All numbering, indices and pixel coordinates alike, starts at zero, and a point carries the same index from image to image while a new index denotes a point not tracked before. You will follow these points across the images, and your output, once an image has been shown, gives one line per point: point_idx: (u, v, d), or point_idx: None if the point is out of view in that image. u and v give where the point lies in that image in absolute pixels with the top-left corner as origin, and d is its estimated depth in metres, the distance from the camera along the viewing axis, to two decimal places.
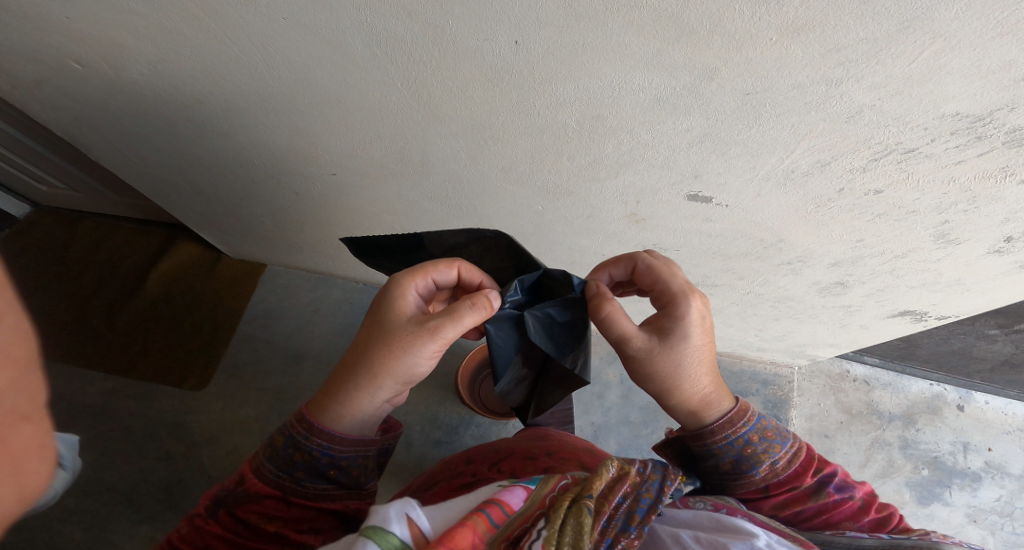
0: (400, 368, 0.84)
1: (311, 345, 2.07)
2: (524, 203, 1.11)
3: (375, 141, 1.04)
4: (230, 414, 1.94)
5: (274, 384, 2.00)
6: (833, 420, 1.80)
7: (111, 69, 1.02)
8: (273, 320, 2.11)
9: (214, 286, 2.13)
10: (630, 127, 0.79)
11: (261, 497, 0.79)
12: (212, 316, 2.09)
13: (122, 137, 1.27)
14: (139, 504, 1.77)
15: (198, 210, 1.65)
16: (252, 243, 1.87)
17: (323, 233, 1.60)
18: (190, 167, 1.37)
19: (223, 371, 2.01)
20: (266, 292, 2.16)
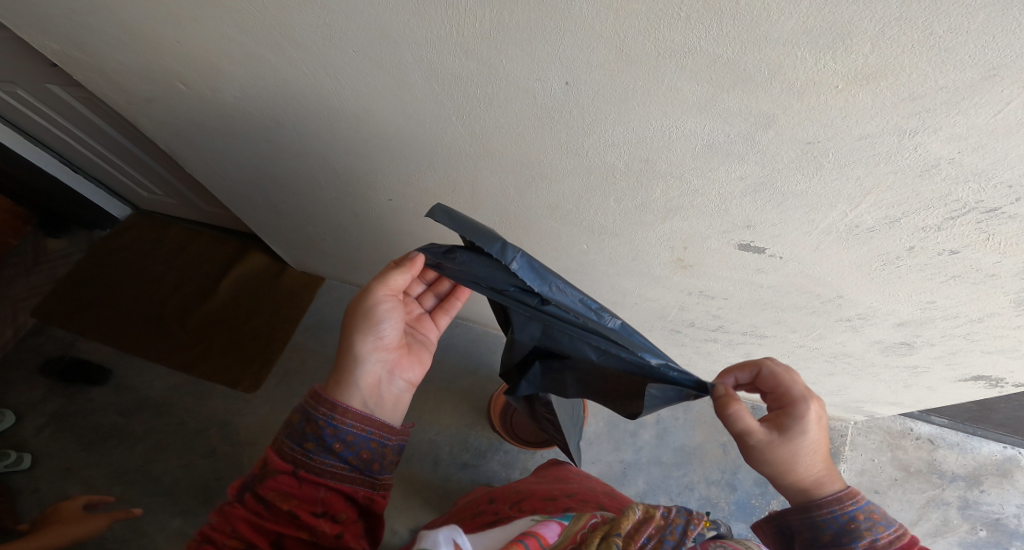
0: (375, 329, 0.90)
1: None
2: (568, 240, 1.10)
3: (428, 171, 1.06)
4: (272, 418, 1.99)
5: (314, 392, 2.04)
6: (886, 476, 1.66)
7: (210, 90, 1.08)
8: (320, 331, 2.18)
9: (275, 294, 2.25)
10: (681, 172, 0.77)
11: (280, 476, 0.80)
12: (270, 323, 2.18)
13: (211, 152, 1.35)
14: (179, 497, 1.85)
15: (270, 223, 1.74)
16: (311, 257, 1.95)
17: (376, 254, 1.64)
18: (265, 183, 1.44)
19: (269, 375, 2.08)
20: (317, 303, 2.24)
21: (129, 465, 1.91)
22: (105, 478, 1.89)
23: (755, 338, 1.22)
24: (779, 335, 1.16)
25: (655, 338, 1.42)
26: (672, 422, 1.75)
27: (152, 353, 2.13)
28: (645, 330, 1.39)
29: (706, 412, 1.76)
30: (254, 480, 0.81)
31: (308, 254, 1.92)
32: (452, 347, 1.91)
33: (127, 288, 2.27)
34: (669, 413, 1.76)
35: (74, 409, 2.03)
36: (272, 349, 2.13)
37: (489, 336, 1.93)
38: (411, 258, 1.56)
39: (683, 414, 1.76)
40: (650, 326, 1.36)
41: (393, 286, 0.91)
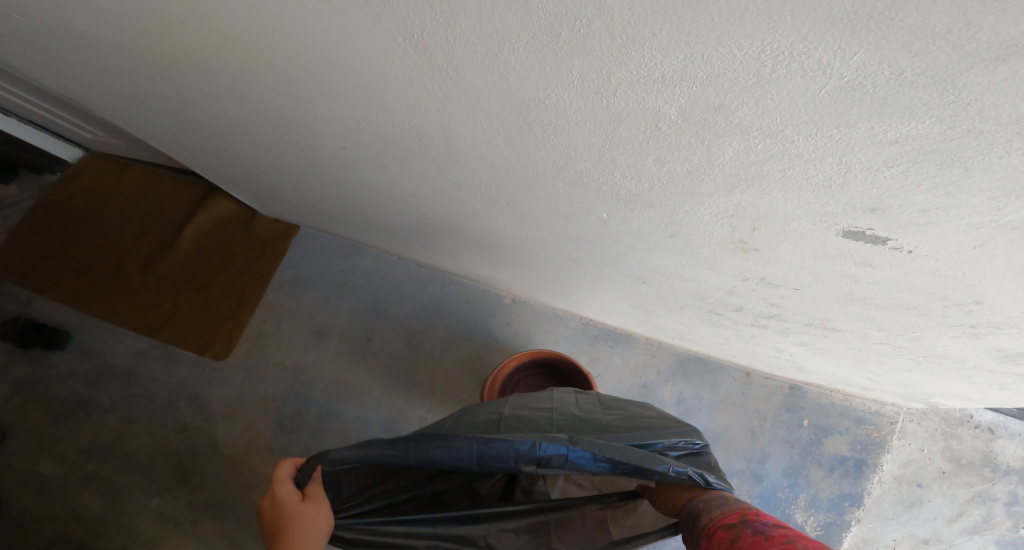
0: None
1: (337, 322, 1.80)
2: (585, 208, 0.79)
3: (382, 114, 0.75)
4: (249, 391, 1.75)
5: (292, 360, 1.77)
6: (933, 469, 1.52)
7: (68, 22, 0.80)
8: (298, 289, 1.85)
9: (247, 244, 1.90)
10: (773, 128, 0.46)
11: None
12: (240, 281, 1.85)
13: (118, 96, 1.09)
14: (154, 475, 1.67)
15: (223, 173, 1.47)
16: (278, 207, 1.66)
17: (347, 207, 1.36)
18: (197, 130, 1.17)
19: (246, 339, 1.80)
20: (294, 257, 1.89)
21: (92, 442, 1.68)
22: (78, 453, 1.66)
23: (822, 331, 0.95)
24: (857, 330, 0.90)
25: (691, 315, 1.13)
26: (696, 402, 1.55)
27: (108, 313, 1.79)
28: (678, 308, 1.12)
29: (736, 394, 1.55)
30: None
31: (275, 205, 1.64)
32: (444, 307, 1.80)
33: (62, 235, 1.84)
34: (692, 391, 1.56)
35: (38, 377, 1.71)
36: (243, 311, 1.82)
37: (489, 296, 1.80)
38: (384, 214, 1.28)
39: (710, 395, 1.55)
40: (686, 307, 1.09)
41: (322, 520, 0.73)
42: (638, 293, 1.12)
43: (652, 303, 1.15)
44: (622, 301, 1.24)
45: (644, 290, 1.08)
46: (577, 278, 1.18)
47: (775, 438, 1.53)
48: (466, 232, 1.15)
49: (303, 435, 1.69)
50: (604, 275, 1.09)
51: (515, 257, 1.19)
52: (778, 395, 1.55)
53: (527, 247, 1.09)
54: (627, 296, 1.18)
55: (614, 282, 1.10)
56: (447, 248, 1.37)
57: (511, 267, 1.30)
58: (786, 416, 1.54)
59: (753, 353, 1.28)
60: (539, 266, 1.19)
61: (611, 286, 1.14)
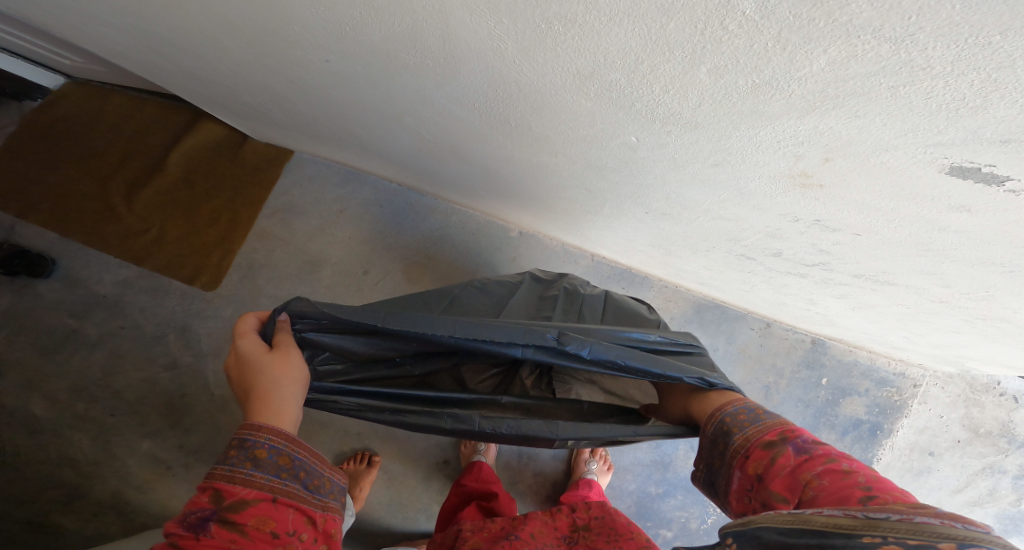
0: (275, 407, 0.67)
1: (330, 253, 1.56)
2: (622, 127, 0.63)
3: (367, 15, 0.61)
4: None
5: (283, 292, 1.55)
6: (949, 437, 1.42)
7: None
8: (291, 216, 1.62)
9: (238, 169, 1.70)
10: (895, 28, 0.34)
11: (250, 501, 0.59)
12: (229, 209, 1.65)
13: (71, 12, 0.97)
14: (143, 416, 1.58)
15: (204, 94, 1.34)
16: (267, 129, 1.51)
17: (339, 129, 1.21)
18: (163, 49, 1.04)
19: (236, 269, 1.59)
20: (288, 184, 1.65)
21: (79, 376, 1.56)
22: (67, 391, 1.55)
23: (873, 284, 0.82)
24: (915, 286, 0.78)
25: (730, 254, 0.94)
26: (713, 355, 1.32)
27: (91, 238, 1.62)
28: (716, 241, 0.90)
29: (754, 347, 1.35)
30: (220, 511, 0.57)
31: (262, 127, 1.49)
32: (446, 240, 1.56)
33: (34, 155, 1.64)
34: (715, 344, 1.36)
35: (24, 307, 1.57)
36: (231, 240, 1.60)
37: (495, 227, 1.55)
38: (378, 134, 1.12)
39: (726, 345, 1.34)
40: (729, 244, 0.89)
41: (302, 371, 0.72)
42: (676, 223, 0.90)
43: (691, 237, 0.93)
44: (651, 234, 1.03)
45: (689, 218, 0.85)
46: (599, 205, 0.98)
47: (788, 393, 1.34)
48: (470, 147, 0.96)
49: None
50: (643, 203, 0.87)
51: (530, 175, 0.97)
52: (798, 349, 1.35)
53: (542, 169, 0.91)
54: (657, 226, 0.97)
55: (655, 210, 0.88)
56: (449, 172, 1.20)
57: (524, 194, 1.11)
58: (805, 373, 1.35)
59: (784, 303, 1.12)
60: (554, 191, 1.01)
61: (644, 217, 0.95)
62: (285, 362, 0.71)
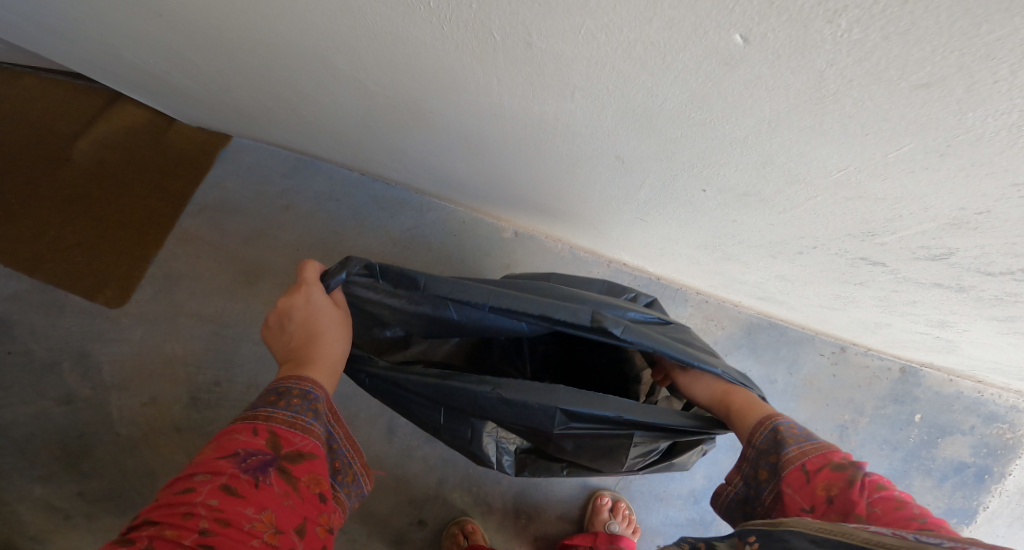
0: (330, 357, 0.65)
1: (273, 261, 1.19)
2: (723, 6, 0.35)
3: None
4: (154, 351, 1.15)
5: (210, 311, 1.16)
6: None
7: None
8: (223, 215, 1.24)
9: (160, 155, 1.29)
10: None
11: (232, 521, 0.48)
12: (146, 208, 1.25)
13: None
14: (32, 459, 1.09)
15: (93, 60, 1.02)
16: (190, 108, 1.16)
17: (261, 88, 0.86)
18: None
19: (152, 282, 1.19)
20: (221, 174, 1.27)
21: None
22: None
23: None
24: None
25: (861, 251, 0.59)
26: (766, 388, 0.98)
27: None
28: (847, 228, 0.55)
29: (822, 377, 0.99)
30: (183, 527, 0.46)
31: (179, 103, 1.14)
32: (422, 242, 1.20)
33: None
34: (762, 373, 1.00)
35: None
36: (148, 247, 1.21)
37: (480, 227, 1.20)
38: (316, 84, 0.75)
39: (785, 375, 0.99)
40: (873, 233, 0.54)
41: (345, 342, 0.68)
42: (787, 202, 0.54)
43: (815, 222, 0.56)
44: (720, 226, 0.67)
45: (822, 180, 0.48)
46: (645, 179, 0.62)
47: (869, 434, 0.98)
48: (450, 86, 0.60)
49: (230, 413, 1.13)
50: (755, 163, 0.50)
51: (544, 128, 0.60)
52: (883, 380, 0.99)
53: (561, 117, 0.56)
54: (736, 212, 0.61)
55: (763, 177, 0.52)
56: (416, 144, 0.83)
57: (528, 171, 0.74)
58: (892, 410, 0.99)
59: (894, 323, 0.78)
60: (574, 160, 0.65)
61: (726, 197, 0.58)
62: (335, 325, 0.67)
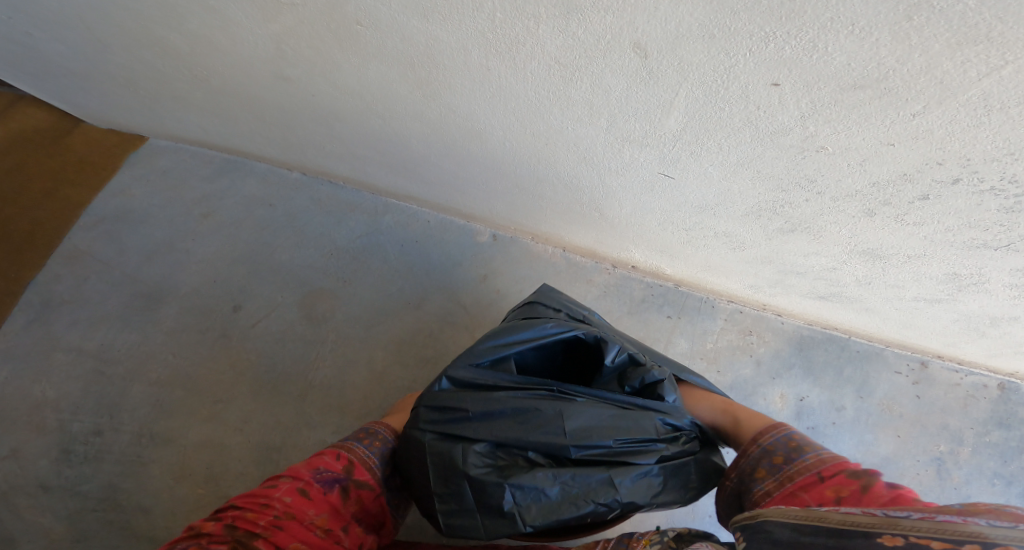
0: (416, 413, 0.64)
1: (184, 280, 0.94)
2: None
3: None
4: (13, 395, 0.85)
5: (94, 343, 0.89)
6: None
7: None
8: (125, 227, 0.99)
9: (52, 156, 1.04)
10: None
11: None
12: (24, 219, 0.98)
13: None
14: None
15: None
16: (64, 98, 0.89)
17: (129, 30, 0.58)
18: None
19: (24, 311, 0.92)
20: (128, 180, 1.04)
21: None
22: None
23: None
24: None
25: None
26: (831, 417, 0.73)
27: None
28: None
29: (904, 400, 0.74)
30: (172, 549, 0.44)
31: (47, 87, 0.83)
32: (376, 250, 0.95)
33: None
34: (823, 397, 0.75)
35: None
36: (25, 266, 0.94)
37: (450, 230, 0.96)
38: (197, 1, 0.49)
39: (855, 401, 0.74)
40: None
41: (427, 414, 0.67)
42: (954, 79, 0.31)
43: (1000, 117, 0.32)
44: (802, 161, 0.42)
45: (1019, 33, 0.27)
46: (689, 78, 0.38)
47: (976, 469, 0.71)
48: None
49: (111, 470, 0.80)
50: (902, 7, 0.28)
51: (528, 4, 0.37)
52: (981, 401, 0.74)
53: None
54: (835, 124, 0.38)
55: (900, 45, 0.30)
56: (343, 84, 0.55)
57: (506, 110, 0.51)
58: (999, 438, 0.73)
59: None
60: (569, 69, 0.42)
61: (823, 90, 0.35)
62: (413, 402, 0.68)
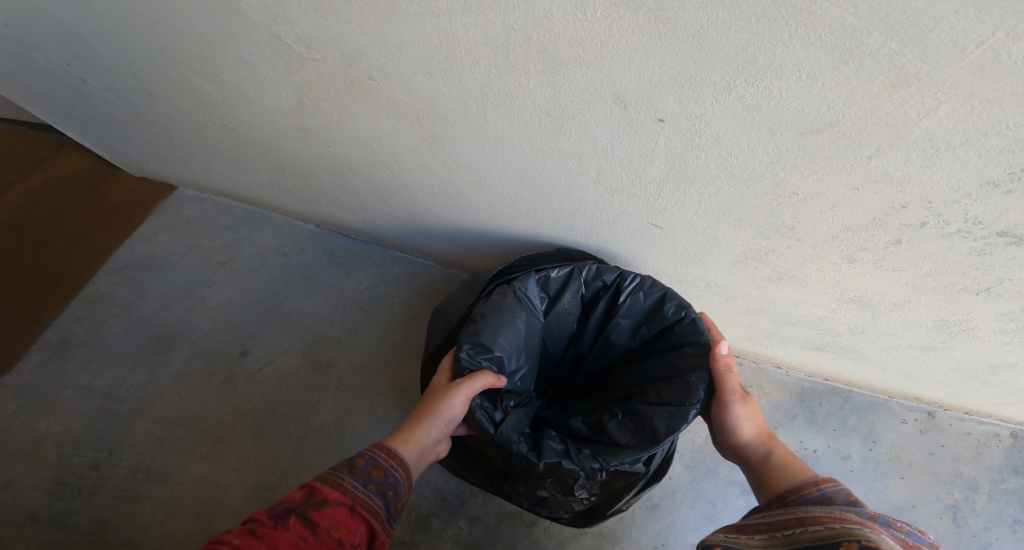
0: (434, 405, 0.52)
1: (198, 322, 0.97)
2: None
3: None
4: (19, 430, 0.87)
5: (104, 382, 0.91)
6: None
7: None
8: (147, 271, 1.04)
9: (89, 205, 1.12)
10: None
11: (335, 500, 0.41)
12: (55, 263, 1.04)
13: None
14: None
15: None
16: (109, 147, 0.97)
17: (171, 82, 0.64)
18: None
19: (43, 347, 0.95)
20: (154, 228, 1.10)
21: None
22: None
23: None
24: None
25: (1006, 217, 0.37)
26: (837, 467, 0.70)
27: None
28: (993, 164, 0.33)
29: (913, 449, 0.71)
30: (303, 506, 0.40)
31: (94, 133, 0.91)
32: (381, 299, 0.97)
33: None
34: (828, 443, 0.71)
35: None
36: (47, 307, 0.99)
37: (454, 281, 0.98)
38: (231, 54, 0.54)
39: (862, 449, 0.71)
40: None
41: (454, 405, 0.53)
42: (899, 121, 0.33)
43: (949, 157, 0.34)
44: (777, 208, 0.45)
45: (944, 72, 0.29)
46: (664, 127, 0.42)
47: (995, 516, 0.67)
48: (385, 11, 0.41)
49: (100, 510, 0.80)
50: (838, 53, 0.31)
51: (519, 60, 0.41)
52: (995, 449, 0.71)
53: (536, 34, 0.39)
54: (803, 169, 0.40)
55: (843, 89, 0.33)
56: (358, 135, 0.60)
57: (503, 160, 0.54)
58: (1017, 484, 0.69)
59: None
60: (558, 120, 0.46)
61: (785, 136, 0.38)
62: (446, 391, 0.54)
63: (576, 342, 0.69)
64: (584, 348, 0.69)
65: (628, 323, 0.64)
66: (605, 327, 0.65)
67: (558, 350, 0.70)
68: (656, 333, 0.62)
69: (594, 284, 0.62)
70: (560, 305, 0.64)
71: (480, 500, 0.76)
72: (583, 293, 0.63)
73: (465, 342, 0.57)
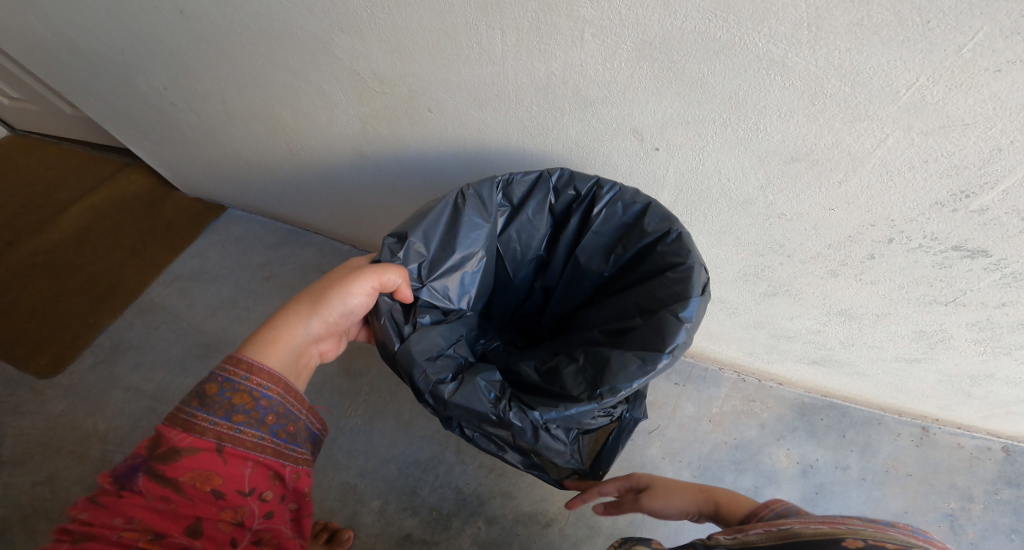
0: (328, 302, 0.52)
1: (241, 330, 1.05)
2: None
3: None
4: (75, 424, 0.94)
5: (152, 384, 0.99)
6: None
7: None
8: (196, 283, 1.13)
9: (147, 223, 1.22)
10: None
11: (184, 449, 0.42)
12: (113, 274, 1.14)
13: None
14: None
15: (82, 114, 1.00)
16: (174, 168, 1.08)
17: (250, 109, 0.75)
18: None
19: (98, 350, 1.03)
20: (204, 245, 1.19)
21: None
22: None
23: None
24: None
25: (957, 232, 0.45)
26: (838, 476, 0.75)
27: None
28: (936, 185, 0.42)
29: (909, 460, 0.76)
30: (150, 461, 0.41)
31: (165, 155, 1.02)
32: None
33: None
34: (828, 453, 0.77)
35: None
36: (104, 314, 1.08)
37: None
38: (312, 86, 0.64)
39: (860, 461, 0.76)
40: (972, 190, 0.42)
41: (348, 300, 0.52)
42: (859, 151, 0.42)
43: (902, 180, 0.43)
44: (770, 227, 0.53)
45: (887, 110, 0.39)
46: (673, 156, 0.51)
47: (990, 525, 0.72)
48: (450, 55, 0.51)
49: None
50: (806, 96, 0.40)
51: (557, 100, 0.51)
52: (987, 462, 0.76)
53: (572, 79, 0.48)
54: (789, 193, 0.49)
55: (813, 124, 0.42)
56: (408, 161, 0.70)
57: None
58: (1011, 495, 0.73)
59: (1006, 367, 0.61)
60: (585, 149, 0.55)
61: (772, 164, 0.47)
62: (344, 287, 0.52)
63: (545, 271, 0.65)
64: (553, 278, 0.66)
65: (601, 241, 0.59)
66: (574, 245, 0.61)
67: (524, 280, 0.66)
68: (633, 247, 0.57)
69: (565, 192, 0.56)
70: (525, 217, 0.58)
71: (498, 502, 0.81)
72: (551, 203, 0.58)
73: (390, 239, 0.53)
